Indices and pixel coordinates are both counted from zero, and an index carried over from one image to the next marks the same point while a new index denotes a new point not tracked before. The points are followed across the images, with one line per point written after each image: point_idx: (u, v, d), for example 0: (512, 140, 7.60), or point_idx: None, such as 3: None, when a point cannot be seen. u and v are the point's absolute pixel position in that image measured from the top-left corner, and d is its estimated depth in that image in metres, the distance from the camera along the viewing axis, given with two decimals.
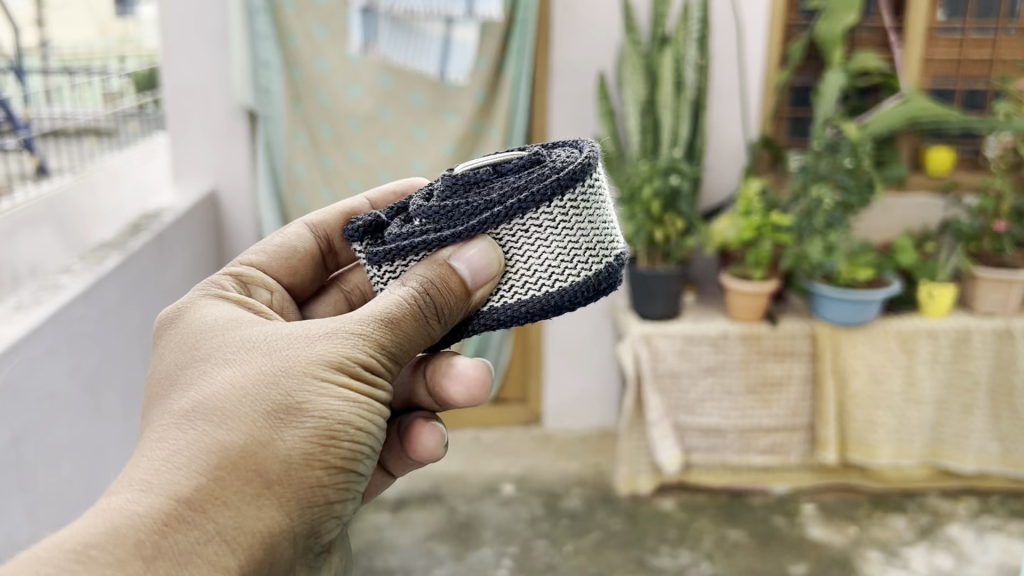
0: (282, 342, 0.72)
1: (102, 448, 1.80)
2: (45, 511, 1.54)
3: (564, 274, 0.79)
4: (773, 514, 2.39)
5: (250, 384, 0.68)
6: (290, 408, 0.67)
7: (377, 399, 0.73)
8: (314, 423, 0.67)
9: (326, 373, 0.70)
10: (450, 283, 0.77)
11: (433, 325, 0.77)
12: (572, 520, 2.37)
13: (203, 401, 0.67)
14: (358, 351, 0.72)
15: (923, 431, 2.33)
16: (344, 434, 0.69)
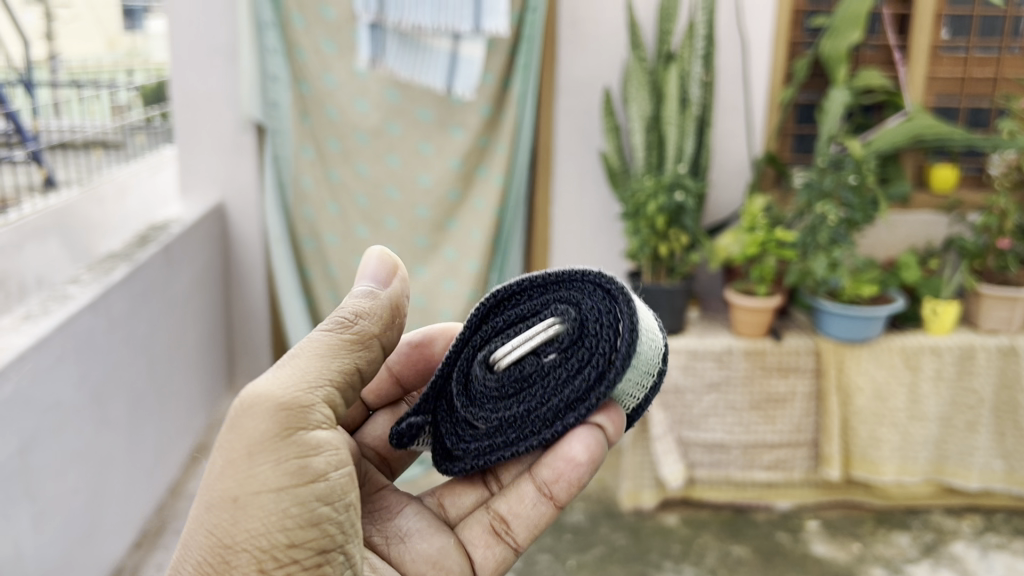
0: (209, 476, 0.77)
1: (108, 458, 1.81)
2: (51, 520, 1.54)
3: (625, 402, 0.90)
4: (777, 530, 2.38)
5: (183, 544, 0.75)
6: (217, 552, 0.74)
7: (307, 483, 0.76)
8: (243, 561, 0.73)
9: (240, 494, 0.74)
10: (365, 299, 0.87)
11: (356, 351, 0.85)
12: (575, 535, 2.37)
13: (165, 569, 0.77)
14: (264, 450, 0.75)
15: (928, 448, 2.32)
16: (279, 547, 0.74)
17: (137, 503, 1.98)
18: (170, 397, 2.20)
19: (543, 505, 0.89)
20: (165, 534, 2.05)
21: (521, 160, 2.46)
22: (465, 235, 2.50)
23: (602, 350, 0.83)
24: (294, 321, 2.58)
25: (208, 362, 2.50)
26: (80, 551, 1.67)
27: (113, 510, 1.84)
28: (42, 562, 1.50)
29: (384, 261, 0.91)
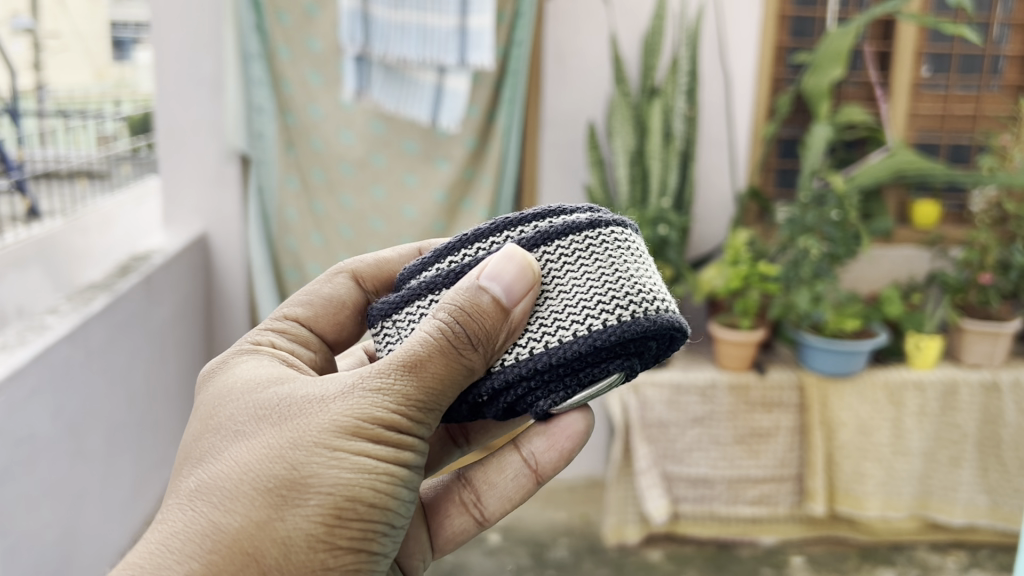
0: (302, 406, 0.75)
1: (82, 492, 1.78)
2: (23, 555, 1.51)
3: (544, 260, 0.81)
4: (762, 566, 2.36)
5: (258, 463, 0.72)
6: (292, 486, 0.71)
7: (396, 465, 0.74)
8: (318, 503, 0.71)
9: (337, 447, 0.72)
10: (489, 310, 0.76)
11: (470, 354, 0.76)
12: (559, 571, 2.34)
13: (220, 477, 0.72)
14: (372, 419, 0.73)
15: (912, 483, 2.32)
16: (350, 512, 0.72)
17: (112, 538, 1.94)
18: (149, 431, 2.18)
19: (524, 479, 0.89)
20: None
21: (506, 193, 2.46)
22: None
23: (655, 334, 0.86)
24: None
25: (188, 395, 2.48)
26: None
27: (89, 546, 1.81)
28: None
29: (522, 267, 0.76)
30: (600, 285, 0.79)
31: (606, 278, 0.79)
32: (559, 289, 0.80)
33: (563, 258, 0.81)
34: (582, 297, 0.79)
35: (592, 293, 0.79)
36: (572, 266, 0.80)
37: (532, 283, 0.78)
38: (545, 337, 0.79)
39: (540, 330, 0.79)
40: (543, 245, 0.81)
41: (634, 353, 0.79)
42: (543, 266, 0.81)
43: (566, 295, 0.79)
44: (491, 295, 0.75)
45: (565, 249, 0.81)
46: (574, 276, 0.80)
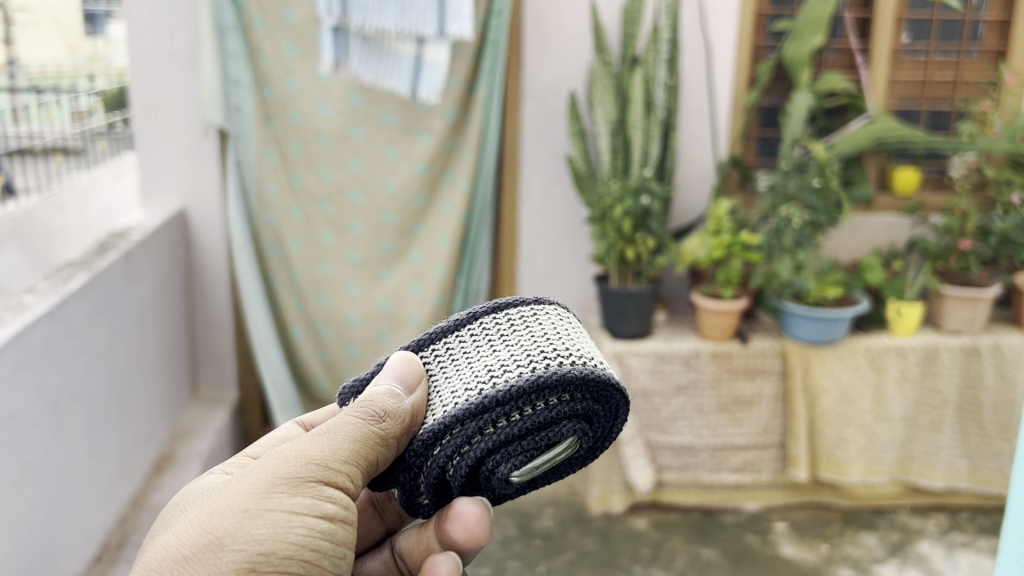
0: (226, 485, 0.78)
1: (66, 471, 1.77)
2: (6, 534, 1.52)
3: (480, 330, 0.89)
4: (745, 532, 2.37)
5: (181, 538, 0.74)
6: (209, 549, 0.73)
7: (314, 517, 0.75)
8: (229, 560, 0.72)
9: (251, 507, 0.74)
10: (390, 395, 0.84)
11: (383, 427, 0.82)
12: (545, 541, 2.36)
13: (151, 561, 0.75)
14: (284, 477, 0.76)
15: (893, 447, 2.34)
16: (264, 566, 0.72)
17: (97, 517, 1.94)
18: (133, 410, 2.17)
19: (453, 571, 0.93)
20: (128, 548, 1.96)
21: (487, 164, 2.46)
22: (432, 240, 2.49)
23: (603, 430, 0.91)
24: (261, 330, 2.56)
25: (170, 373, 2.46)
26: (39, 565, 1.64)
27: (74, 523, 1.81)
28: None
29: (412, 365, 0.87)
30: (540, 339, 0.86)
31: (537, 339, 0.86)
32: (504, 342, 0.87)
33: (510, 320, 0.89)
34: (518, 355, 0.85)
35: (538, 346, 0.85)
36: (517, 326, 0.88)
37: (420, 376, 0.87)
38: (493, 381, 0.83)
39: (488, 376, 0.84)
40: (495, 312, 0.90)
41: (563, 405, 0.84)
42: (493, 329, 0.89)
43: (514, 348, 0.86)
44: (390, 386, 0.84)
45: (513, 315, 0.89)
46: (518, 331, 0.88)
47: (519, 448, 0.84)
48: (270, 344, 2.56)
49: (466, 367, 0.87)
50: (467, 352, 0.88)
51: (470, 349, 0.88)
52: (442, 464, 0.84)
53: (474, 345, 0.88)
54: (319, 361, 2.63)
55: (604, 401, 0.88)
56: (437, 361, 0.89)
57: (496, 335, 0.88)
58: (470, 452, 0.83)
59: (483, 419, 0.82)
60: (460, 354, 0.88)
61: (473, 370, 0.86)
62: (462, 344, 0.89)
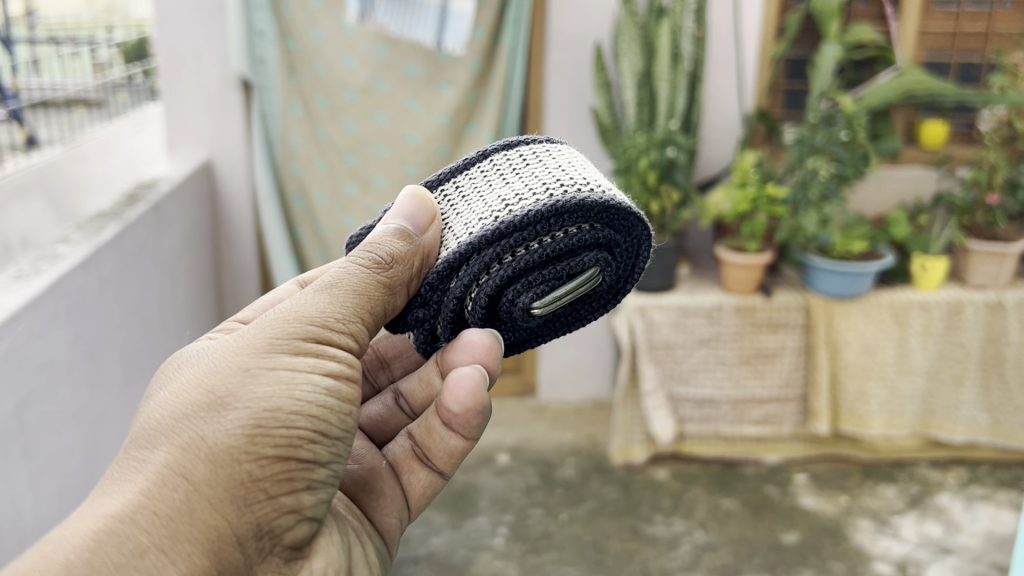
0: (217, 348, 0.70)
1: (102, 417, 1.82)
2: (47, 479, 1.57)
3: (491, 168, 0.85)
4: (765, 483, 2.40)
5: (173, 398, 0.66)
6: (211, 405, 0.65)
7: (318, 374, 0.70)
8: (237, 416, 0.65)
9: (252, 364, 0.68)
10: (398, 237, 0.78)
11: (388, 275, 0.76)
12: (567, 489, 2.40)
13: (138, 424, 0.65)
14: (285, 334, 0.70)
15: (914, 401, 2.36)
16: (274, 422, 0.66)
17: None
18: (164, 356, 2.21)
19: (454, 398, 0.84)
20: None
21: (510, 117, 2.46)
22: None
23: (626, 266, 0.85)
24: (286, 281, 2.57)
25: (199, 321, 2.49)
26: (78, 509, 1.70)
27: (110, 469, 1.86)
28: (39, 518, 1.54)
29: (423, 200, 0.81)
30: (553, 169, 0.81)
31: (551, 168, 0.81)
32: (517, 173, 0.83)
33: (522, 155, 0.85)
34: (532, 185, 0.80)
35: (551, 175, 0.80)
36: (530, 159, 0.84)
37: (433, 213, 0.82)
38: (509, 208, 0.78)
39: (503, 206, 0.79)
40: (505, 150, 0.86)
41: (583, 232, 0.78)
42: (506, 165, 0.84)
43: (528, 179, 0.81)
44: (398, 224, 0.78)
45: (524, 152, 0.85)
46: (530, 164, 0.83)
47: (540, 277, 0.78)
48: None
49: (480, 201, 0.82)
50: (478, 189, 0.84)
51: (481, 184, 0.84)
52: (459, 297, 0.78)
53: (486, 180, 0.84)
54: None
55: (624, 232, 0.82)
56: (447, 200, 0.86)
57: (509, 168, 0.84)
58: (487, 282, 0.77)
59: (501, 245, 0.76)
60: (472, 191, 0.84)
61: (488, 201, 0.81)
62: (473, 181, 0.85)
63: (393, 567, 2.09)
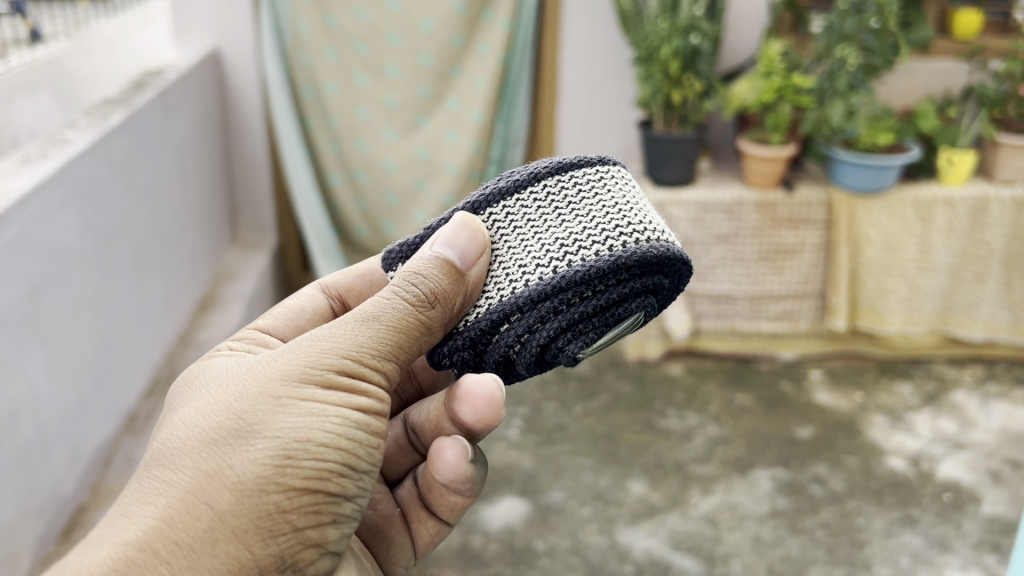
0: (253, 367, 0.72)
1: (114, 306, 1.82)
2: (62, 363, 1.60)
3: (543, 193, 0.82)
4: (780, 379, 2.39)
5: (203, 419, 0.68)
6: (241, 432, 0.67)
7: (350, 408, 0.71)
8: (265, 446, 0.67)
9: (284, 395, 0.69)
10: (442, 269, 0.76)
11: (429, 313, 0.75)
12: (581, 384, 2.40)
13: (166, 443, 0.68)
14: (320, 365, 0.71)
15: (934, 298, 2.33)
16: (303, 454, 0.68)
17: (146, 349, 2.02)
18: (176, 247, 2.20)
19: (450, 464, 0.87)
20: None
21: (527, 3, 2.39)
22: (470, 83, 2.45)
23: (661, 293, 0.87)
24: (299, 173, 2.53)
25: (210, 214, 2.47)
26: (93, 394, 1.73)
27: (122, 354, 1.88)
28: (54, 399, 1.57)
29: (474, 234, 0.78)
30: (610, 209, 0.80)
31: (608, 208, 0.80)
32: (573, 209, 0.80)
33: (577, 184, 0.82)
34: (589, 227, 0.79)
35: (608, 216, 0.79)
36: (586, 193, 0.81)
37: (484, 248, 0.79)
38: (568, 258, 0.77)
39: (563, 251, 0.78)
40: (559, 173, 0.82)
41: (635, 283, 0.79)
42: (559, 193, 0.81)
43: (584, 218, 0.79)
44: (443, 256, 0.76)
45: (578, 178, 0.82)
46: (587, 199, 0.81)
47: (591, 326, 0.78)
48: (308, 188, 2.55)
49: (532, 241, 0.80)
50: (529, 219, 0.81)
51: (533, 216, 0.81)
52: (511, 343, 0.78)
53: (537, 209, 0.81)
54: (356, 207, 2.64)
55: (670, 272, 0.83)
56: (495, 225, 0.82)
57: (563, 201, 0.81)
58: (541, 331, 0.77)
59: (558, 299, 0.76)
60: (523, 223, 0.81)
61: (543, 241, 0.79)
62: (524, 206, 0.82)
63: None
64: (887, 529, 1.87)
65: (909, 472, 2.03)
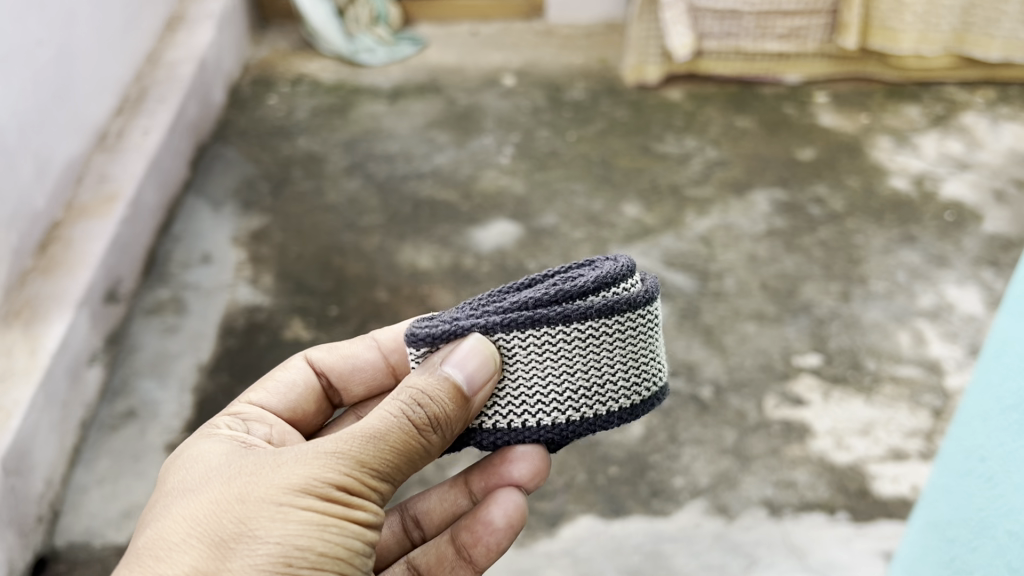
0: (254, 468, 0.71)
1: (67, 11, 1.68)
2: (16, 66, 1.49)
3: (580, 333, 0.81)
4: (784, 102, 2.29)
5: (205, 520, 0.68)
6: (240, 539, 0.66)
7: (348, 522, 0.70)
8: (265, 552, 0.66)
9: (285, 502, 0.68)
10: (449, 396, 0.76)
11: (431, 436, 0.75)
12: (576, 110, 2.30)
13: (166, 539, 0.68)
14: (324, 476, 0.70)
15: (953, 13, 2.18)
16: (301, 562, 0.67)
17: (110, 67, 1.90)
18: None
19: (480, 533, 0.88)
20: (148, 102, 1.99)
21: None
22: None
23: None
24: None
25: None
26: (57, 104, 1.64)
27: (84, 66, 1.77)
28: (11, 103, 1.48)
29: (486, 360, 0.78)
30: (624, 357, 0.83)
31: (623, 360, 0.83)
32: (596, 357, 0.82)
33: (613, 329, 0.82)
34: (599, 381, 0.83)
35: (618, 369, 0.83)
36: (614, 343, 0.82)
37: (494, 369, 0.79)
38: (568, 412, 0.83)
39: (566, 399, 0.83)
40: (604, 315, 0.81)
41: None
42: (594, 335, 0.81)
43: (599, 370, 0.83)
44: (453, 380, 0.76)
45: (618, 324, 0.82)
46: (612, 350, 0.83)
47: None
48: None
49: (546, 375, 0.82)
50: (554, 352, 0.81)
51: (562, 353, 0.82)
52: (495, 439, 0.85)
53: (561, 341, 0.81)
54: None
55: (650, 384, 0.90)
56: (521, 347, 0.81)
57: (588, 337, 0.81)
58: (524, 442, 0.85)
59: (548, 436, 0.84)
60: (549, 354, 0.82)
61: (556, 385, 0.83)
62: (557, 342, 0.81)
63: (396, 184, 2.08)
64: (886, 246, 1.84)
65: (911, 192, 1.98)
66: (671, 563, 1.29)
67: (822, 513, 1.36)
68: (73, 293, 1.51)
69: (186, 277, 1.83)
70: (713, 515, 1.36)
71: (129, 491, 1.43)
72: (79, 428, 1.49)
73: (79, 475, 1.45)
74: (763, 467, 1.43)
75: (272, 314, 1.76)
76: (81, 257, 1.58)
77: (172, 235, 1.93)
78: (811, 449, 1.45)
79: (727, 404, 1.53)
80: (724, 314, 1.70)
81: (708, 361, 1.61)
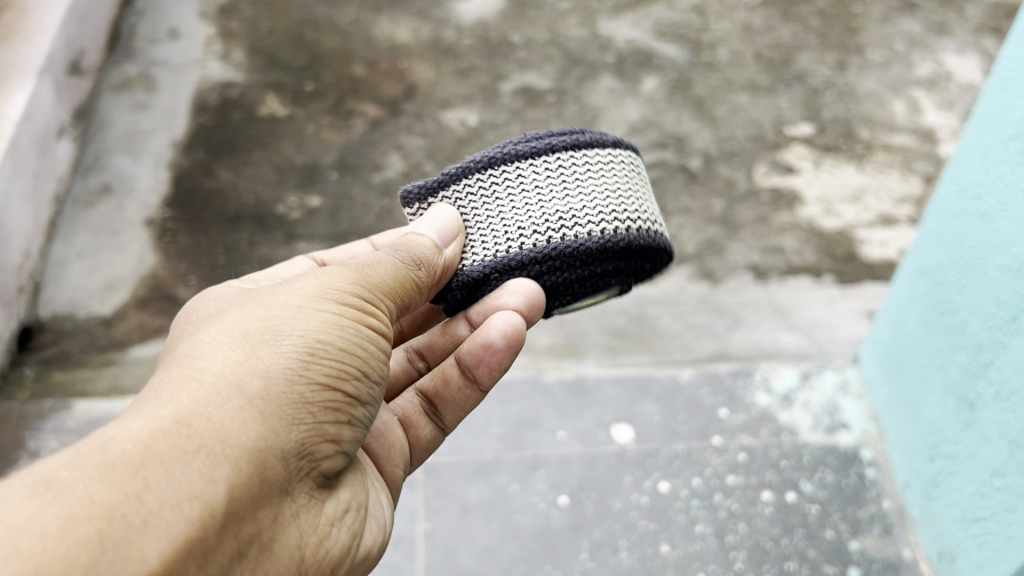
0: (260, 294, 0.61)
1: None
2: None
3: (550, 162, 0.74)
4: None
5: (223, 326, 0.56)
6: (265, 333, 0.55)
7: (367, 331, 0.60)
8: (292, 344, 0.55)
9: (303, 302, 0.59)
10: (429, 244, 0.70)
11: (415, 276, 0.68)
12: None
13: (181, 348, 0.55)
14: (335, 289, 0.61)
15: None
16: (326, 352, 0.56)
17: None
18: None
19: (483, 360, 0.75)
20: None
21: None
22: None
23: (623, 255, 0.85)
24: None
25: None
26: None
27: None
28: None
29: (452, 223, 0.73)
30: (608, 193, 0.74)
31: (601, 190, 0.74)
32: (572, 183, 0.73)
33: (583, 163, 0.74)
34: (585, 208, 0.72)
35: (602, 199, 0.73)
36: (588, 167, 0.74)
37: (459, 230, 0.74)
38: (562, 231, 0.71)
39: (558, 223, 0.72)
40: (573, 149, 0.74)
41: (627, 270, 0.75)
42: (566, 165, 0.74)
43: (581, 198, 0.73)
44: (426, 236, 0.71)
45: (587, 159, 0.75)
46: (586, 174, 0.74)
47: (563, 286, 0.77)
48: None
49: (526, 209, 0.73)
50: (526, 183, 0.73)
51: (542, 186, 0.73)
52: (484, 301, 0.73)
53: (536, 172, 0.74)
54: None
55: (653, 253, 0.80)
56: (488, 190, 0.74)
57: (577, 169, 0.74)
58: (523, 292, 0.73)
59: (546, 272, 0.71)
60: (520, 190, 0.73)
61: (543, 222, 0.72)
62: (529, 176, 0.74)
63: None
64: (885, 14, 1.80)
65: None
66: (656, 325, 1.30)
67: (808, 276, 1.35)
68: (35, 61, 1.43)
69: (154, 53, 1.75)
70: (698, 280, 1.36)
71: (110, 264, 1.40)
72: (52, 203, 1.45)
73: (57, 249, 1.42)
74: (751, 235, 1.41)
75: (245, 89, 1.69)
76: (40, 24, 1.49)
77: (135, 10, 1.83)
78: (799, 216, 1.44)
79: (715, 173, 1.51)
80: (715, 86, 1.65)
81: (698, 131, 1.57)
